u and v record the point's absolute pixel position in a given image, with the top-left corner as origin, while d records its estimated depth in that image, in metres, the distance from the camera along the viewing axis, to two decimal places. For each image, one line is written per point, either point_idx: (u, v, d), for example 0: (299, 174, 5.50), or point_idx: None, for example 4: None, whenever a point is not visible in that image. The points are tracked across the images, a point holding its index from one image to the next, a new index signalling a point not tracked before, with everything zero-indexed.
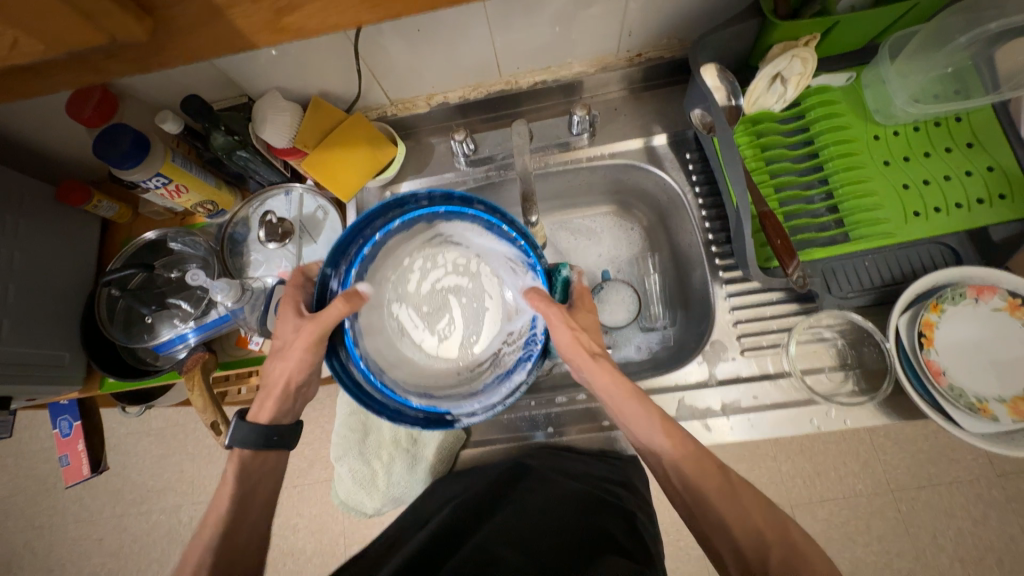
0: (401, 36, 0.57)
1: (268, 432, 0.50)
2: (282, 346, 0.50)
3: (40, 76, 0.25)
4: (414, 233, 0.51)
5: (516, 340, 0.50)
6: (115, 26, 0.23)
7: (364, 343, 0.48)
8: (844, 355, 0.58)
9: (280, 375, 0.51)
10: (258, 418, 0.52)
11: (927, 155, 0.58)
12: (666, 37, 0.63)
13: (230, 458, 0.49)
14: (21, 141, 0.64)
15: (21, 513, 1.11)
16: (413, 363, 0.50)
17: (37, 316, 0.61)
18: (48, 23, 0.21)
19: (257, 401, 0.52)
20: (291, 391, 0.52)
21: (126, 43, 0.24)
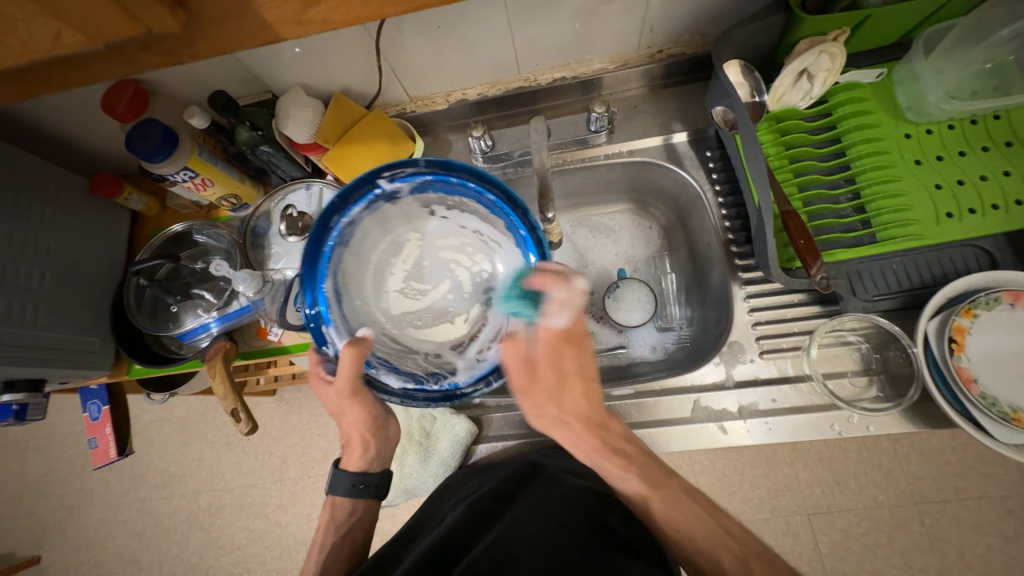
0: (422, 33, 0.57)
1: (356, 480, 0.55)
2: (337, 409, 0.53)
3: (79, 67, 0.26)
4: (489, 218, 0.50)
5: (430, 365, 0.49)
6: (151, 19, 0.24)
7: (365, 218, 0.48)
8: (868, 359, 0.56)
9: (352, 434, 0.54)
10: (350, 466, 0.56)
11: (962, 154, 0.56)
12: (688, 33, 0.62)
13: (325, 505, 0.56)
14: (57, 135, 0.66)
15: (51, 493, 1.16)
16: (365, 274, 0.49)
17: (70, 303, 0.63)
18: (88, 15, 0.22)
19: (345, 452, 0.56)
20: (367, 441, 0.55)
21: (160, 35, 0.25)
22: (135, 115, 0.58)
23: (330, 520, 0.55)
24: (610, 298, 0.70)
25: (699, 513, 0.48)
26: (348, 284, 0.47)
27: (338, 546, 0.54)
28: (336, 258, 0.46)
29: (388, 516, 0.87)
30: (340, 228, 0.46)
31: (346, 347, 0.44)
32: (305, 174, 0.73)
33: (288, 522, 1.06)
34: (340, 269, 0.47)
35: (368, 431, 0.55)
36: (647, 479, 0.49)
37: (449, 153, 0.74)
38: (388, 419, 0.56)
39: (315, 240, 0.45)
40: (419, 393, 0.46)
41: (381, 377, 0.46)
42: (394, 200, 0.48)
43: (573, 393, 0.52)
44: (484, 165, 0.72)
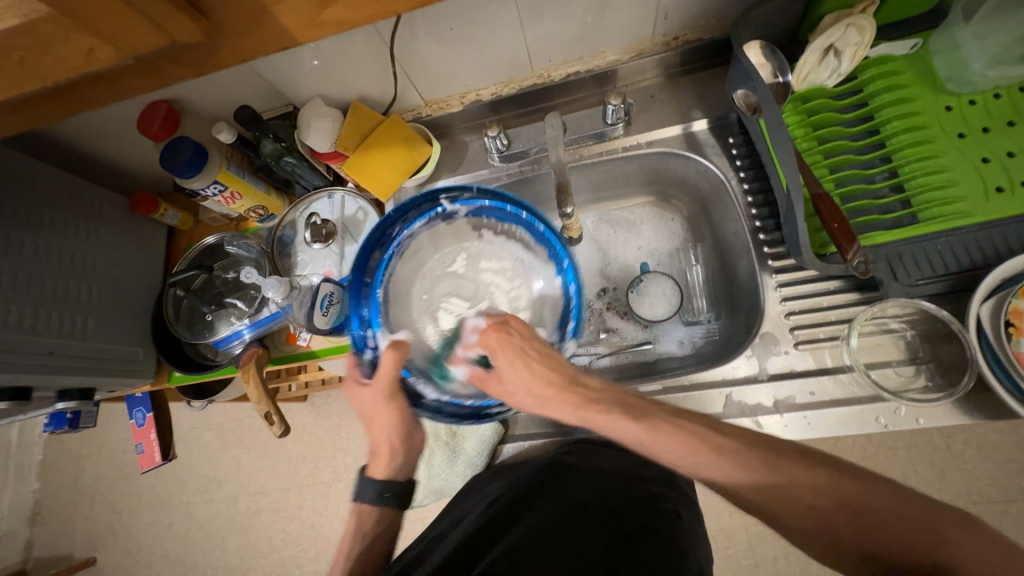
0: (434, 36, 0.58)
1: (382, 490, 0.56)
2: (371, 415, 0.56)
3: (114, 80, 0.28)
4: (533, 245, 0.56)
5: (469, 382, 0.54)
6: (175, 28, 0.25)
7: (422, 232, 0.57)
8: (914, 348, 0.53)
9: (382, 442, 0.57)
10: (376, 475, 0.58)
11: (1010, 124, 0.52)
12: (704, 17, 0.61)
13: (352, 512, 0.57)
14: (99, 157, 0.70)
15: (104, 498, 1.22)
16: (410, 280, 0.56)
17: (114, 315, 0.67)
18: (117, 28, 0.23)
19: (372, 460, 0.58)
20: (396, 449, 0.57)
21: (184, 45, 0.26)
22: (168, 133, 0.61)
23: (355, 527, 0.56)
24: (634, 294, 0.69)
25: (698, 445, 0.42)
26: (394, 290, 0.55)
27: (367, 552, 0.54)
28: (391, 266, 0.56)
29: (418, 518, 0.88)
30: (398, 238, 0.56)
31: (387, 349, 0.51)
32: (327, 183, 0.75)
33: (322, 525, 1.08)
34: (393, 276, 0.56)
35: (398, 439, 0.57)
36: (634, 420, 0.45)
37: (466, 155, 0.74)
38: (417, 431, 0.59)
39: (371, 247, 0.54)
40: (452, 407, 0.53)
41: (420, 385, 0.53)
42: (451, 220, 0.57)
43: (535, 378, 0.49)
44: (501, 164, 0.72)
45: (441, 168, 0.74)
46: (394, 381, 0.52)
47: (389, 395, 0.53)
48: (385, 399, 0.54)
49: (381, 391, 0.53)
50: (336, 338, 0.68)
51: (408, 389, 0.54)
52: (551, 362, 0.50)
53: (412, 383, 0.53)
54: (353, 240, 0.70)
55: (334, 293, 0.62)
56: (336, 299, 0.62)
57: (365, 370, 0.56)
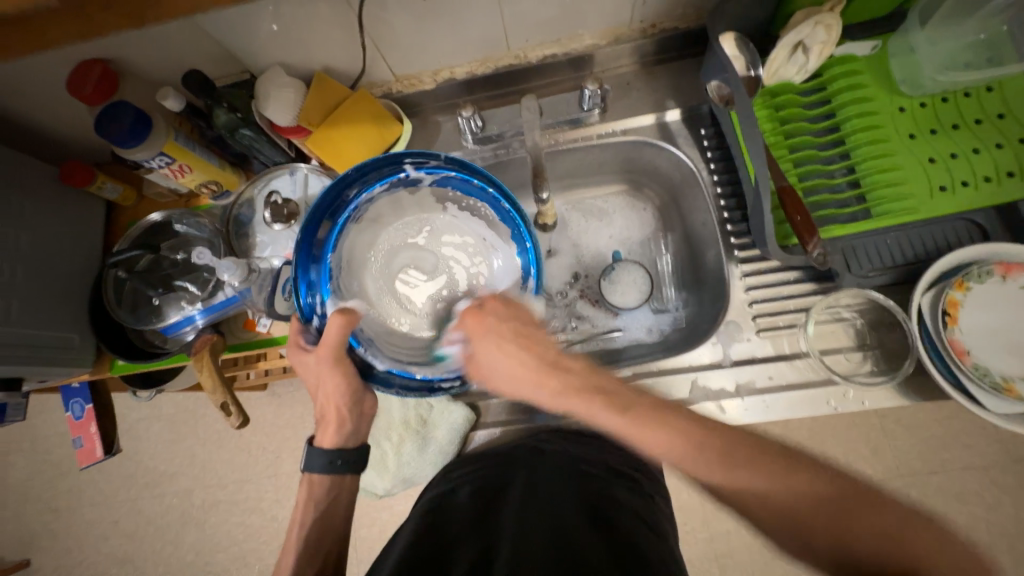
0: (406, 7, 0.55)
1: (332, 457, 0.53)
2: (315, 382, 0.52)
3: (30, 32, 0.23)
4: (497, 225, 0.56)
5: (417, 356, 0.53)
6: None
7: (383, 197, 0.55)
8: (863, 335, 0.56)
9: (328, 407, 0.53)
10: (324, 444, 0.54)
11: (955, 127, 0.56)
12: (682, 6, 0.61)
13: (303, 482, 0.54)
14: (22, 120, 0.63)
15: (37, 496, 1.13)
16: (367, 251, 0.56)
17: (43, 298, 0.60)
18: None
19: (320, 428, 0.55)
20: (342, 417, 0.54)
21: None
22: (103, 97, 0.55)
23: (307, 496, 0.54)
24: (606, 281, 0.70)
25: (683, 440, 0.41)
26: (353, 259, 0.55)
27: (320, 524, 0.54)
28: (343, 235, 0.54)
29: (385, 506, 0.87)
30: (356, 201, 0.54)
31: (336, 314, 0.49)
32: (288, 159, 0.70)
33: (283, 516, 1.05)
34: (347, 241, 0.54)
35: (344, 405, 0.53)
36: (610, 406, 0.44)
37: (438, 135, 0.72)
38: (370, 397, 0.55)
39: (323, 212, 0.51)
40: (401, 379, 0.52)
41: (370, 357, 0.51)
42: (416, 187, 0.56)
43: (512, 367, 0.49)
44: (475, 147, 0.70)
45: (411, 148, 0.71)
46: (339, 347, 0.50)
47: (332, 362, 0.50)
48: (330, 364, 0.50)
49: (325, 356, 0.50)
50: None
51: (357, 359, 0.52)
52: (529, 347, 0.49)
53: (365, 356, 0.52)
54: None
55: None
56: None
57: (311, 337, 0.53)
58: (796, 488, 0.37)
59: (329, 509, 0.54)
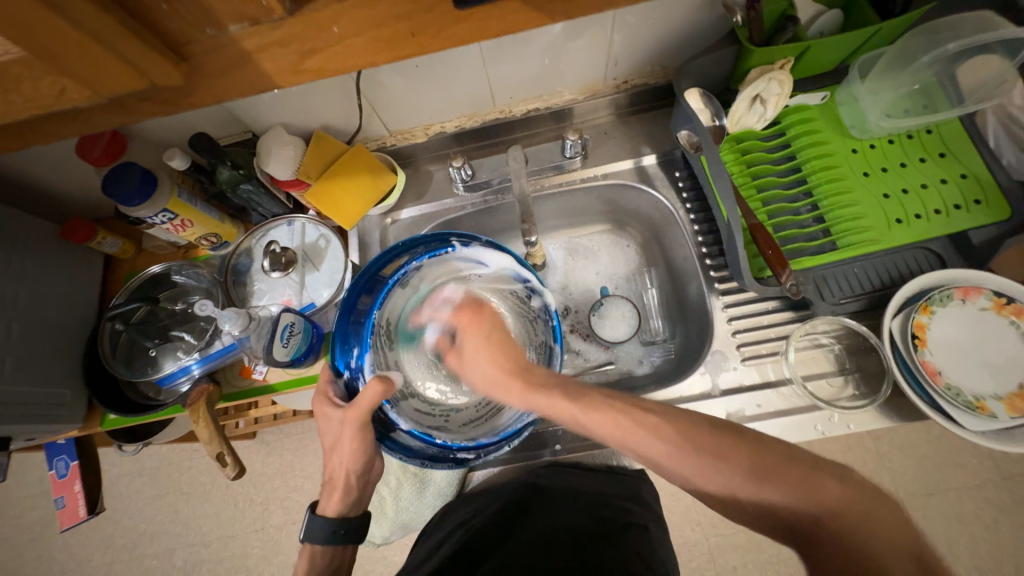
0: (399, 72, 0.60)
1: (336, 527, 0.51)
2: (334, 441, 0.51)
3: (86, 118, 0.28)
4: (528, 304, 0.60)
5: (439, 421, 0.54)
6: (157, 72, 0.26)
7: (429, 263, 0.57)
8: (841, 360, 0.59)
9: (338, 471, 0.51)
10: (327, 512, 0.52)
11: (903, 165, 0.61)
12: (650, 65, 0.67)
13: (303, 553, 0.52)
14: (28, 181, 0.65)
15: (6, 565, 1.06)
16: (401, 320, 0.58)
17: (38, 354, 0.61)
18: (99, 71, 0.25)
19: (324, 494, 0.53)
20: (354, 484, 0.52)
21: (164, 86, 0.27)
22: (111, 159, 0.58)
23: (306, 568, 0.51)
24: (596, 316, 0.72)
25: (622, 419, 0.42)
26: (392, 320, 0.57)
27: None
28: (384, 304, 0.56)
29: (380, 557, 0.84)
30: (408, 267, 0.56)
31: (375, 379, 0.47)
32: (286, 211, 0.73)
33: (271, 573, 1.00)
34: (389, 303, 0.57)
35: (355, 473, 0.51)
36: (571, 401, 0.45)
37: (430, 184, 0.76)
38: (379, 461, 0.53)
39: (367, 284, 0.58)
40: (420, 446, 0.53)
41: (393, 417, 0.52)
42: (459, 259, 0.58)
43: (489, 368, 0.50)
44: (465, 194, 0.74)
45: (405, 196, 0.75)
46: (370, 414, 0.49)
47: (361, 427, 0.49)
48: (356, 429, 0.49)
49: (355, 419, 0.49)
50: (296, 369, 0.65)
51: (380, 416, 0.53)
52: (505, 354, 0.50)
53: (388, 413, 0.52)
54: (314, 268, 0.68)
55: (294, 323, 0.60)
56: (298, 330, 0.60)
57: (338, 391, 0.54)
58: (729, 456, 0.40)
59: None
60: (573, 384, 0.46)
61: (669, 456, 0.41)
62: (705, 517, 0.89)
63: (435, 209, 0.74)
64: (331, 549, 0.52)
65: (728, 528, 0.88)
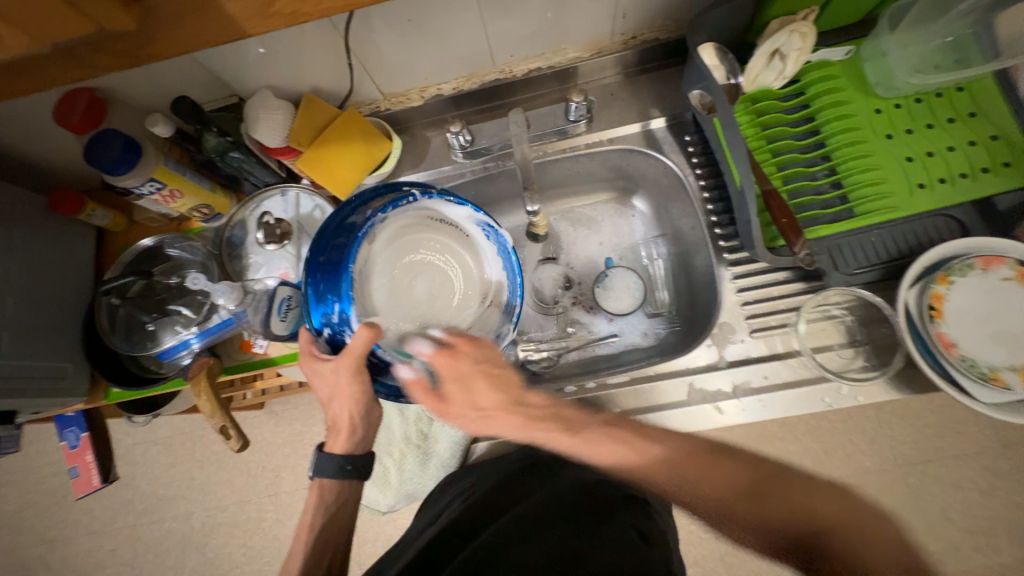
0: (391, 28, 0.56)
1: (343, 463, 0.53)
2: (328, 389, 0.51)
3: (31, 73, 0.26)
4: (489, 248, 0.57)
5: (431, 366, 0.53)
6: (105, 18, 0.24)
7: (393, 218, 0.55)
8: (853, 332, 0.57)
9: (341, 415, 0.52)
10: (334, 450, 0.53)
11: (930, 126, 0.58)
12: (661, 18, 0.62)
13: (313, 487, 0.54)
14: (11, 150, 0.63)
15: (32, 527, 1.11)
16: (373, 270, 0.55)
17: (36, 329, 0.60)
18: (36, 14, 0.22)
19: (330, 435, 0.53)
20: (355, 424, 0.52)
21: (116, 34, 0.25)
22: (90, 125, 0.55)
23: (317, 500, 0.53)
24: (600, 288, 0.70)
25: (624, 449, 0.45)
26: (364, 275, 0.54)
27: (330, 527, 0.53)
28: (358, 256, 0.53)
29: (388, 521, 0.87)
30: (372, 220, 0.54)
31: (363, 326, 0.47)
32: (279, 180, 0.71)
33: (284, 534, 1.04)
34: (359, 258, 0.54)
35: (358, 413, 0.51)
36: (566, 431, 0.47)
37: (427, 150, 0.72)
38: (378, 409, 0.53)
39: (335, 231, 0.53)
40: (417, 390, 0.53)
41: (388, 357, 0.52)
42: (420, 210, 0.56)
43: (485, 401, 0.50)
44: (464, 161, 0.70)
45: (402, 164, 0.72)
46: (363, 358, 0.48)
47: (355, 373, 0.49)
48: (350, 375, 0.49)
49: (348, 365, 0.48)
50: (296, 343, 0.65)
51: (374, 360, 0.53)
52: (496, 381, 0.50)
53: (379, 356, 0.52)
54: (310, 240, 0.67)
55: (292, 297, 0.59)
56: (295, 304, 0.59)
57: (324, 346, 0.53)
58: (718, 483, 0.41)
59: (336, 515, 0.53)
60: (583, 414, 0.49)
61: (652, 463, 0.43)
62: None
63: (433, 177, 0.71)
64: (339, 482, 0.54)
65: None
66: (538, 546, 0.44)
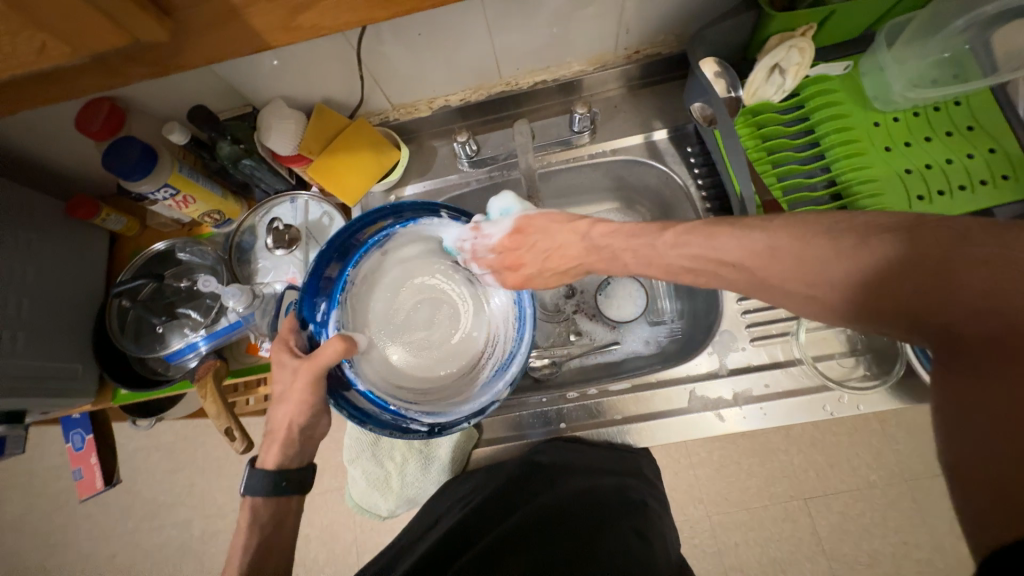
0: (401, 41, 0.58)
1: (277, 479, 0.51)
2: (282, 390, 0.50)
3: (66, 80, 0.27)
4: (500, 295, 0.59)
5: (401, 393, 0.55)
6: (141, 30, 0.25)
7: (409, 233, 0.59)
8: (853, 341, 0.58)
9: (281, 422, 0.51)
10: (267, 463, 0.52)
11: (928, 140, 0.59)
12: (663, 33, 0.64)
13: (245, 505, 0.51)
14: (32, 156, 0.65)
15: (33, 532, 1.11)
16: (378, 281, 0.59)
17: (48, 330, 0.61)
18: (74, 25, 0.24)
19: (264, 446, 0.53)
20: (294, 436, 0.52)
21: (149, 44, 0.27)
22: (110, 133, 0.57)
23: (249, 520, 0.50)
24: (602, 295, 0.72)
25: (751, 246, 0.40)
26: (367, 284, 0.58)
27: (263, 550, 0.49)
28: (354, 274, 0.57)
29: (389, 529, 0.87)
30: (388, 231, 0.58)
31: (336, 338, 0.48)
32: (289, 187, 0.72)
33: None
34: (364, 266, 0.57)
35: (298, 424, 0.51)
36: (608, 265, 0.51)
37: (435, 159, 0.74)
38: (325, 421, 0.53)
39: (344, 241, 0.56)
40: (372, 418, 0.52)
41: (350, 374, 0.52)
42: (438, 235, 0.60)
43: (559, 245, 0.53)
44: (470, 170, 0.72)
45: (409, 173, 0.73)
46: (327, 370, 0.49)
47: (311, 383, 0.49)
48: (309, 383, 0.49)
49: (311, 372, 0.48)
50: None
51: (336, 372, 0.52)
52: (557, 259, 0.53)
53: (345, 370, 0.52)
54: (318, 246, 0.68)
55: None
56: None
57: (300, 341, 0.52)
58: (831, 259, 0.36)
59: (273, 534, 0.51)
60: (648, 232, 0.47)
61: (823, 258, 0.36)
62: (709, 496, 0.89)
63: (440, 185, 0.73)
64: (274, 500, 0.52)
65: (732, 506, 0.89)
66: (524, 559, 0.47)
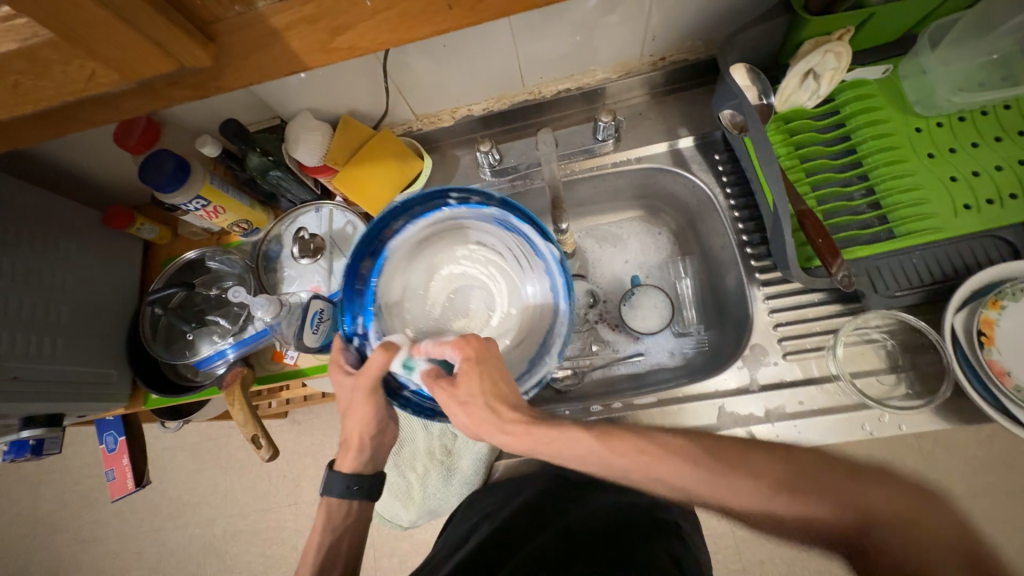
0: (426, 53, 0.58)
1: (349, 483, 0.53)
2: (346, 404, 0.51)
3: (113, 104, 0.29)
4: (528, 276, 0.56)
5: None
6: (186, 56, 0.26)
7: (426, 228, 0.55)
8: (894, 356, 0.55)
9: (352, 433, 0.52)
10: (344, 468, 0.53)
11: (974, 145, 0.56)
12: (690, 39, 0.63)
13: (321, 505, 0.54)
14: (72, 169, 0.67)
15: (66, 527, 1.15)
16: (399, 274, 0.56)
17: (85, 336, 0.63)
18: (124, 53, 0.25)
19: (341, 452, 0.54)
20: (365, 444, 0.53)
21: (192, 69, 0.28)
22: (146, 146, 0.59)
23: (325, 518, 0.53)
24: (626, 307, 0.69)
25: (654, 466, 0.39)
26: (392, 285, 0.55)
27: (337, 548, 0.52)
28: (386, 268, 0.55)
29: (405, 536, 0.87)
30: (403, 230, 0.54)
31: (380, 348, 0.47)
32: (314, 197, 0.73)
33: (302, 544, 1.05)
34: (390, 272, 0.55)
35: (369, 432, 0.52)
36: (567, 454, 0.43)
37: (456, 168, 0.74)
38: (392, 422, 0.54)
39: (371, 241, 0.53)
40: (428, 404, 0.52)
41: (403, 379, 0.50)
42: (456, 221, 0.56)
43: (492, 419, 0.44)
44: (492, 179, 0.72)
45: (431, 182, 0.74)
46: (378, 379, 0.48)
47: (371, 392, 0.49)
48: (366, 394, 0.49)
49: (365, 384, 0.49)
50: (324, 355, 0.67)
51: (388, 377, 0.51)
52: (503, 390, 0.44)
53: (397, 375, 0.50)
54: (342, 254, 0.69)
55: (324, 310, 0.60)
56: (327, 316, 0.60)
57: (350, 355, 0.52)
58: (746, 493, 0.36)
59: (343, 538, 0.53)
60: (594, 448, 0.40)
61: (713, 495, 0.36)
62: None
63: None
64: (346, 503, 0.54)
65: None
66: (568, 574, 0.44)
